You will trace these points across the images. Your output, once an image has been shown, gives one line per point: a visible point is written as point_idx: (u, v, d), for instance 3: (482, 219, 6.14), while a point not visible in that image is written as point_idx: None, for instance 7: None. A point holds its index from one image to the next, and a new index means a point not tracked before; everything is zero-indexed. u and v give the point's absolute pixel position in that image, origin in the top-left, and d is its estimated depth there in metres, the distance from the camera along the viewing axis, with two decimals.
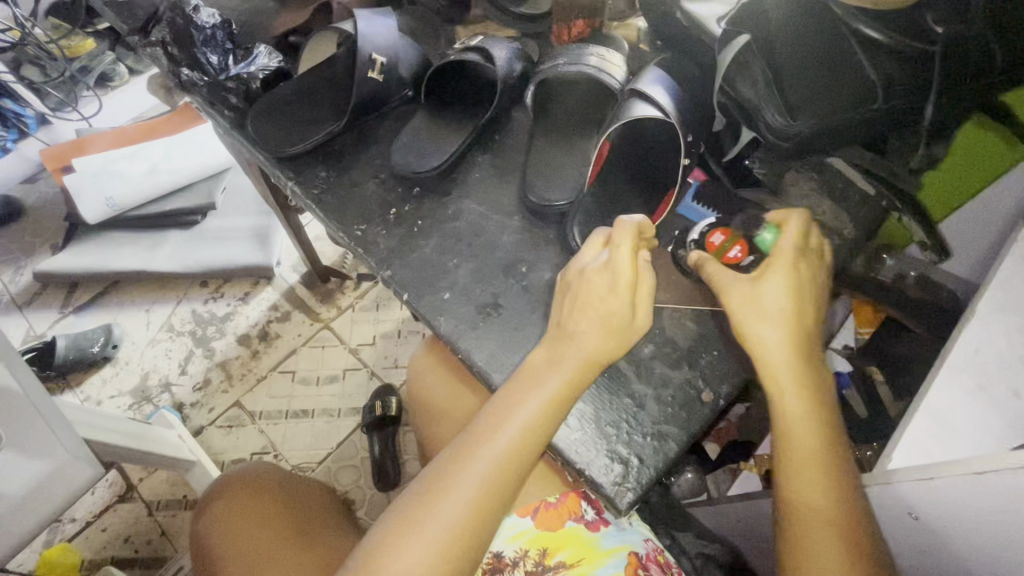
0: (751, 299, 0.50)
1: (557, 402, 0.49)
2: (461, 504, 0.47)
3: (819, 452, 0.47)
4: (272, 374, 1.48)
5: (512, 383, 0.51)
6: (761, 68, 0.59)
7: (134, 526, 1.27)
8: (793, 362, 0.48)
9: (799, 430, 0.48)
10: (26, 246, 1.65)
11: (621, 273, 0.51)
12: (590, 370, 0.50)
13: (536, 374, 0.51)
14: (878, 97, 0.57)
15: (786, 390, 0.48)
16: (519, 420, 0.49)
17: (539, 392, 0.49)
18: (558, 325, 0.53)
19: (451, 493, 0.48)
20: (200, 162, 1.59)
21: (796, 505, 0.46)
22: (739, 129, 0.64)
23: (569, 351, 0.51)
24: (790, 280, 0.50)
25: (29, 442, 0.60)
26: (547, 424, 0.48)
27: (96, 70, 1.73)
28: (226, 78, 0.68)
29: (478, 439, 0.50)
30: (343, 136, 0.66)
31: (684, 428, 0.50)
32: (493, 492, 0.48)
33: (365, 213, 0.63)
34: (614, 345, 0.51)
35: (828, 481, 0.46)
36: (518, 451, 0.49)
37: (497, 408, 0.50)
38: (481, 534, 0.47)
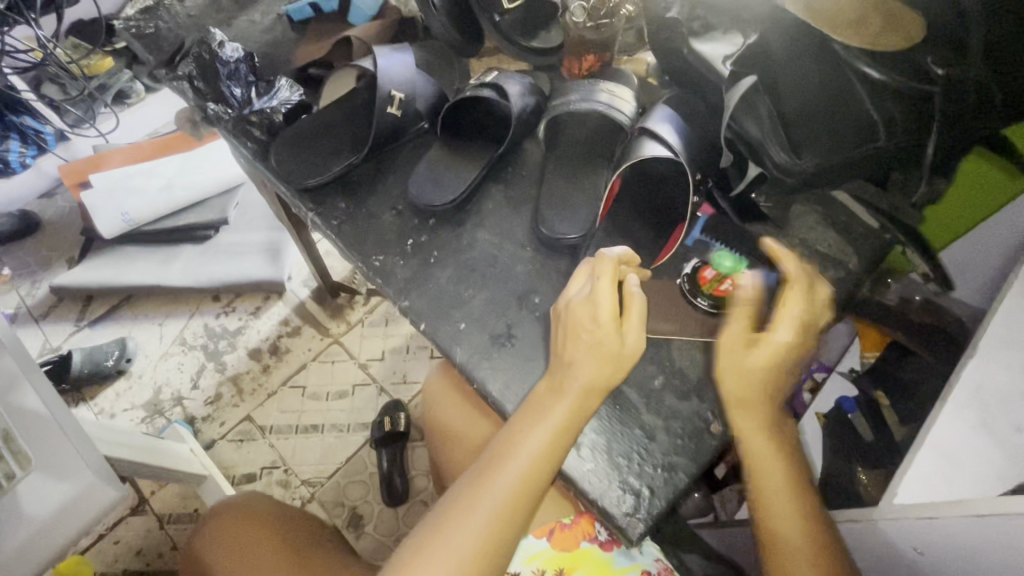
0: (737, 363, 0.51)
1: (562, 431, 0.50)
2: (476, 531, 0.49)
3: (789, 489, 0.51)
4: (283, 389, 1.50)
5: (517, 416, 0.53)
6: (767, 107, 0.60)
7: (146, 539, 1.29)
8: (761, 413, 0.51)
9: (769, 475, 0.51)
10: (44, 260, 1.69)
11: (605, 303, 0.52)
12: (591, 398, 0.52)
13: (542, 406, 0.52)
14: (880, 135, 0.58)
15: (754, 440, 0.51)
16: (523, 454, 0.50)
17: (542, 426, 0.51)
18: (558, 358, 0.54)
19: (466, 523, 0.49)
20: (214, 179, 1.62)
21: (772, 541, 0.51)
22: (745, 167, 0.65)
23: (572, 382, 0.52)
24: (778, 344, 0.50)
25: (54, 461, 0.63)
26: (552, 458, 0.50)
27: (114, 88, 1.77)
28: (250, 113, 0.71)
29: (487, 470, 0.51)
30: (360, 168, 0.68)
31: (694, 459, 0.52)
32: (504, 527, 0.49)
33: (383, 244, 0.65)
34: (618, 371, 0.52)
35: (797, 516, 0.50)
36: (525, 485, 0.50)
37: (504, 440, 0.52)
38: (498, 558, 0.49)
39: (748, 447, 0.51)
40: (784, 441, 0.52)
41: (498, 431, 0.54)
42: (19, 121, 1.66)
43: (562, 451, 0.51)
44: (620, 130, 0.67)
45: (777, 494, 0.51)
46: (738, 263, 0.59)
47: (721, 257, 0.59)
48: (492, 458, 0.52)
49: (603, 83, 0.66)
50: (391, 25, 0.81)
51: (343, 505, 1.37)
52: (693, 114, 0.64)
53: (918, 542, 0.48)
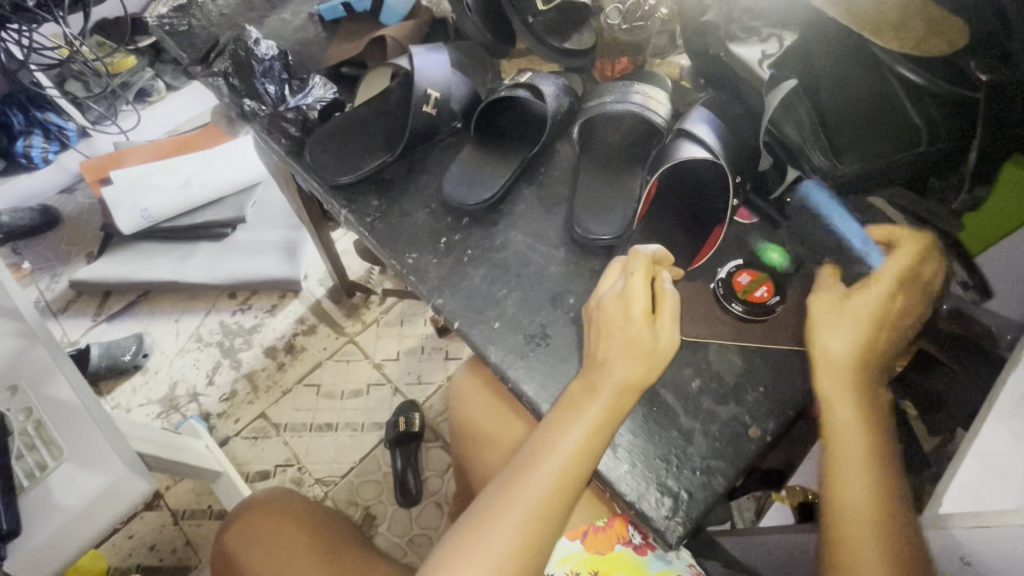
0: (830, 315, 0.53)
1: (598, 430, 0.50)
2: (511, 528, 0.48)
3: (867, 457, 0.49)
4: (297, 388, 1.50)
5: (553, 415, 0.52)
6: (808, 110, 0.60)
7: (160, 534, 1.29)
8: (862, 379, 0.51)
9: (849, 442, 0.50)
10: (63, 255, 1.71)
11: (638, 300, 0.52)
12: (626, 395, 0.51)
13: (577, 406, 0.51)
14: (922, 141, 0.57)
15: (843, 398, 0.51)
16: (561, 451, 0.50)
17: (578, 424, 0.50)
18: (591, 356, 0.53)
19: (502, 518, 0.49)
20: (233, 177, 1.64)
21: (837, 508, 0.49)
22: (784, 168, 0.65)
23: (606, 380, 0.51)
24: (882, 300, 0.52)
25: (86, 453, 0.63)
26: (590, 453, 0.49)
27: (135, 86, 1.77)
28: (286, 109, 0.72)
29: (521, 469, 0.51)
30: (394, 166, 0.69)
31: (732, 463, 0.51)
32: (541, 524, 0.48)
33: (416, 242, 0.65)
34: (652, 369, 0.51)
35: (868, 485, 0.49)
36: (564, 481, 0.49)
37: (539, 439, 0.51)
38: (533, 558, 0.48)
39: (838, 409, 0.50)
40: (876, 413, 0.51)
41: (535, 427, 0.53)
42: (43, 117, 1.69)
43: (597, 451, 0.50)
44: (655, 131, 0.67)
45: (851, 460, 0.50)
46: (785, 255, 0.63)
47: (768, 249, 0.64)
48: (527, 457, 0.51)
49: (641, 85, 0.65)
50: (423, 25, 0.81)
51: (357, 505, 1.36)
52: (731, 118, 0.64)
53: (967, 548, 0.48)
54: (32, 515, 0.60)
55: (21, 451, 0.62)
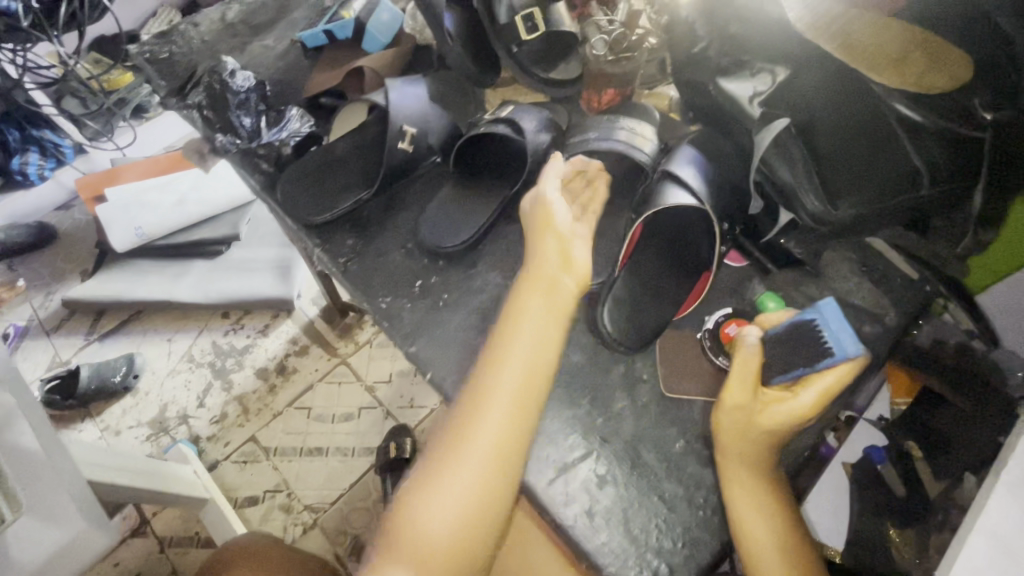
0: (742, 409, 0.49)
1: (532, 363, 0.50)
2: (478, 452, 0.47)
3: (784, 542, 0.46)
4: (288, 410, 1.48)
5: (480, 371, 0.50)
6: (799, 150, 0.56)
7: (146, 562, 1.27)
8: (761, 458, 0.48)
9: (763, 546, 0.45)
10: (58, 272, 1.70)
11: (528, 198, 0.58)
12: (560, 278, 0.53)
13: (503, 355, 0.50)
14: (922, 183, 0.54)
15: (745, 483, 0.47)
16: (521, 353, 0.50)
17: (509, 368, 0.49)
18: (506, 312, 0.53)
19: (463, 459, 0.47)
20: (226, 195, 1.62)
21: None
22: (777, 211, 0.60)
23: (527, 321, 0.51)
24: (794, 405, 0.48)
25: (48, 507, 0.61)
26: (544, 342, 0.51)
27: (133, 102, 1.78)
28: (258, 145, 0.70)
29: (461, 429, 0.48)
30: (370, 203, 0.66)
31: (717, 534, 0.48)
32: (512, 438, 0.47)
33: (391, 285, 0.62)
34: (566, 244, 0.55)
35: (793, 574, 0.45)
36: (528, 385, 0.49)
37: (473, 395, 0.49)
38: (509, 476, 0.47)
39: (743, 495, 0.47)
40: (789, 509, 0.47)
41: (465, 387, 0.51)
42: (39, 135, 1.68)
43: (549, 337, 0.51)
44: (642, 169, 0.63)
45: (770, 550, 0.45)
46: (781, 303, 0.57)
47: (766, 298, 0.57)
48: (463, 414, 0.49)
49: (626, 120, 0.63)
50: (406, 53, 0.79)
51: (346, 533, 1.33)
52: (721, 156, 0.61)
53: None
54: None
55: None
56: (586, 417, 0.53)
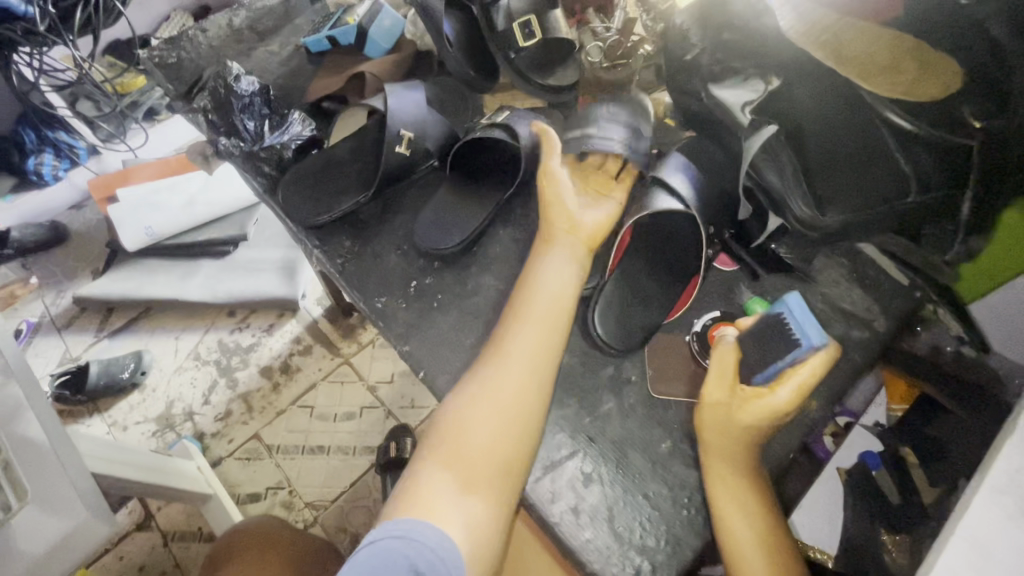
0: (721, 405, 0.50)
1: (559, 301, 0.55)
2: (513, 367, 0.51)
3: (767, 540, 0.46)
4: (292, 408, 1.50)
5: (509, 311, 0.55)
6: (788, 157, 0.57)
7: (150, 556, 1.29)
8: (743, 455, 0.49)
9: (745, 543, 0.46)
10: (70, 271, 1.74)
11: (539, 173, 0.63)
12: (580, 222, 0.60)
13: (527, 300, 0.55)
14: (912, 191, 0.55)
15: (727, 479, 0.48)
16: (549, 283, 0.55)
17: (536, 306, 0.54)
18: (531, 258, 0.58)
19: (498, 373, 0.51)
20: (233, 196, 1.65)
21: None
22: (766, 216, 0.60)
23: (548, 267, 0.56)
24: (767, 400, 0.49)
25: (53, 497, 0.62)
26: (570, 275, 0.56)
27: (145, 105, 1.82)
28: (261, 148, 0.71)
29: (495, 359, 0.52)
30: (368, 206, 0.68)
31: (701, 534, 0.49)
32: (543, 356, 0.52)
33: (387, 285, 0.63)
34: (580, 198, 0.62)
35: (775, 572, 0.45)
36: (557, 309, 0.54)
37: (504, 330, 0.54)
38: (540, 392, 0.51)
39: (726, 491, 0.47)
40: (772, 510, 0.48)
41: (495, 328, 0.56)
42: (53, 137, 1.71)
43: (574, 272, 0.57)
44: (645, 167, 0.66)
45: (753, 548, 0.45)
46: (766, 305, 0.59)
47: (754, 302, 0.59)
48: (496, 340, 0.54)
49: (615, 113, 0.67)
50: (407, 59, 0.80)
51: (346, 531, 1.35)
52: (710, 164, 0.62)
53: None
54: None
55: None
56: (574, 416, 0.54)
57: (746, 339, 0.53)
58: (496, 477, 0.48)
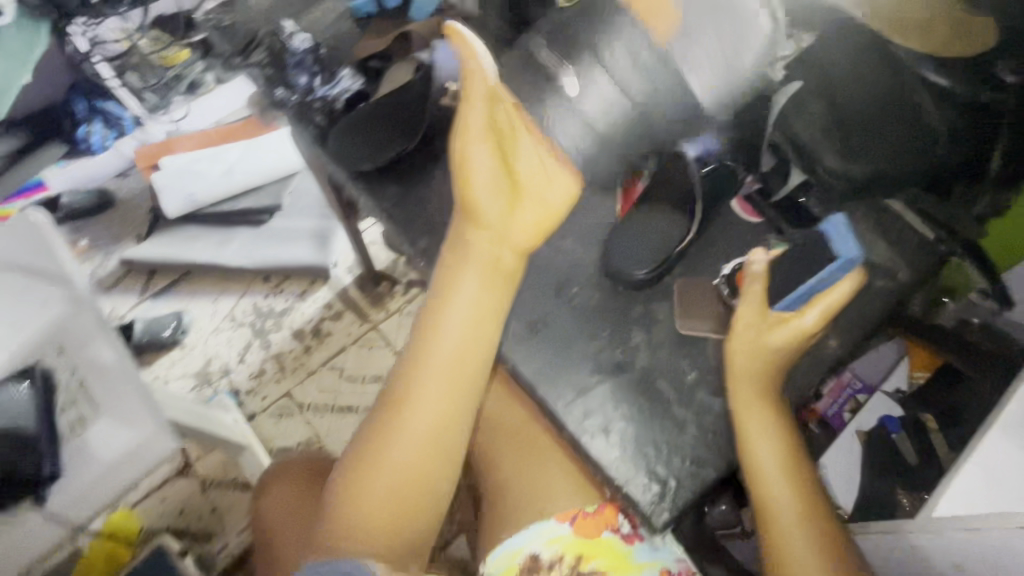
0: (752, 329, 0.54)
1: (460, 345, 0.56)
2: (417, 421, 0.55)
3: (783, 460, 0.51)
4: (322, 369, 1.57)
5: (410, 356, 0.57)
6: (819, 108, 0.59)
7: (189, 500, 1.36)
8: (763, 386, 0.53)
9: (767, 462, 0.51)
10: (117, 234, 1.82)
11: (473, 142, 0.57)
12: (501, 245, 0.58)
13: (433, 343, 0.56)
14: (941, 144, 0.57)
15: (754, 410, 0.52)
16: (457, 326, 0.56)
17: (438, 351, 0.56)
18: (440, 286, 0.58)
19: (403, 424, 0.55)
20: (271, 167, 1.71)
21: (767, 510, 0.51)
22: (789, 171, 0.65)
23: (454, 307, 0.56)
24: (798, 321, 0.53)
25: (122, 415, 0.71)
26: (480, 317, 0.56)
27: (187, 78, 1.88)
28: (313, 99, 0.76)
29: (398, 401, 0.55)
30: (412, 155, 0.72)
31: (724, 455, 0.52)
32: (446, 405, 0.55)
33: (430, 229, 0.68)
34: (507, 192, 0.58)
35: (790, 485, 0.51)
36: (463, 356, 0.56)
37: (408, 374, 0.56)
38: (444, 438, 0.55)
39: (751, 422, 0.51)
40: (790, 428, 0.53)
41: (403, 358, 0.57)
42: (104, 107, 1.82)
43: (485, 312, 0.57)
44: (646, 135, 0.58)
45: (772, 465, 0.51)
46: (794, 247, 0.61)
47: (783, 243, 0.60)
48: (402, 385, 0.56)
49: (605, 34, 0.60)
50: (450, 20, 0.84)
51: None
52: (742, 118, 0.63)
53: None
54: (70, 465, 0.68)
55: (63, 405, 0.68)
56: (606, 347, 0.58)
57: (784, 263, 0.58)
58: (395, 523, 0.53)
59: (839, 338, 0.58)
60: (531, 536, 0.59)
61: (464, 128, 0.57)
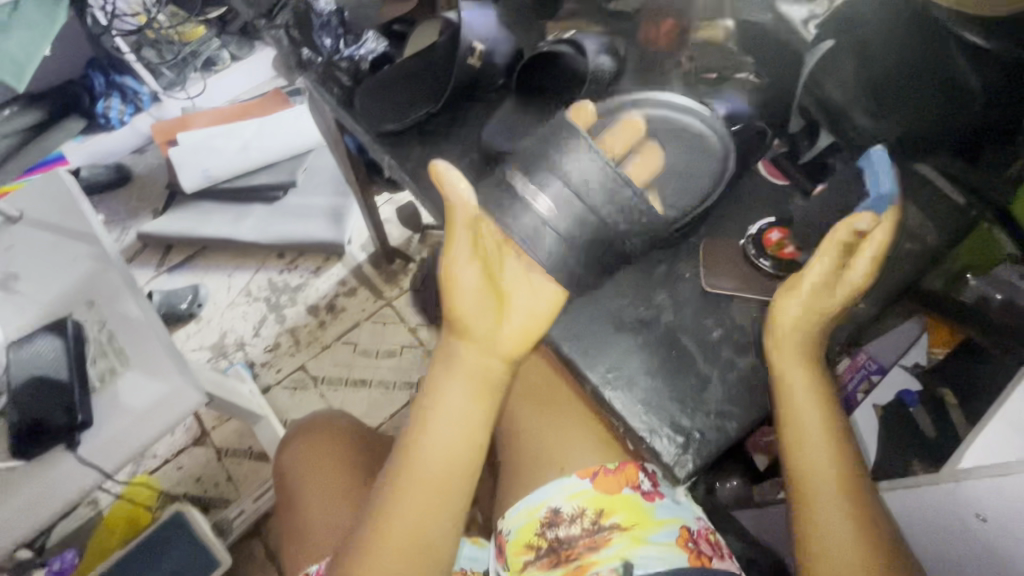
0: (796, 289, 0.53)
1: (448, 442, 0.55)
2: (409, 512, 0.53)
3: (823, 431, 0.52)
4: (336, 344, 1.58)
5: (404, 446, 0.56)
6: (851, 68, 0.60)
7: (205, 468, 1.33)
8: (806, 358, 0.53)
9: (806, 429, 0.52)
10: (132, 210, 1.80)
11: (458, 259, 0.55)
12: (489, 353, 0.56)
13: (426, 436, 0.55)
14: (975, 106, 0.56)
15: (796, 377, 0.52)
16: (449, 418, 0.55)
17: (428, 447, 0.55)
18: (431, 387, 0.57)
19: (394, 515, 0.53)
20: (288, 143, 1.72)
21: (803, 483, 0.52)
22: (818, 133, 0.63)
23: (440, 407, 0.56)
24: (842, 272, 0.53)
25: (149, 365, 0.70)
26: (469, 415, 0.56)
27: (203, 54, 1.89)
28: (338, 60, 0.76)
29: (400, 475, 0.55)
30: (437, 118, 0.72)
31: (748, 411, 0.53)
32: (439, 496, 0.54)
33: (454, 188, 0.67)
34: (494, 306, 0.56)
35: (829, 458, 0.51)
36: (454, 449, 0.55)
37: (403, 463, 0.55)
38: (436, 530, 0.54)
39: (792, 390, 0.52)
40: (831, 406, 0.53)
41: (396, 448, 0.57)
42: (121, 82, 1.82)
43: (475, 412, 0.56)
44: (625, 255, 0.56)
45: (811, 436, 0.52)
46: None
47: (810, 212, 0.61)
48: (396, 474, 0.55)
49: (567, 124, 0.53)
50: None
51: None
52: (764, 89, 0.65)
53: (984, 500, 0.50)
54: (100, 415, 0.68)
55: (94, 356, 0.71)
56: (630, 305, 0.58)
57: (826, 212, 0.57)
58: None
59: (866, 299, 0.58)
60: (553, 491, 0.60)
61: (446, 255, 0.55)
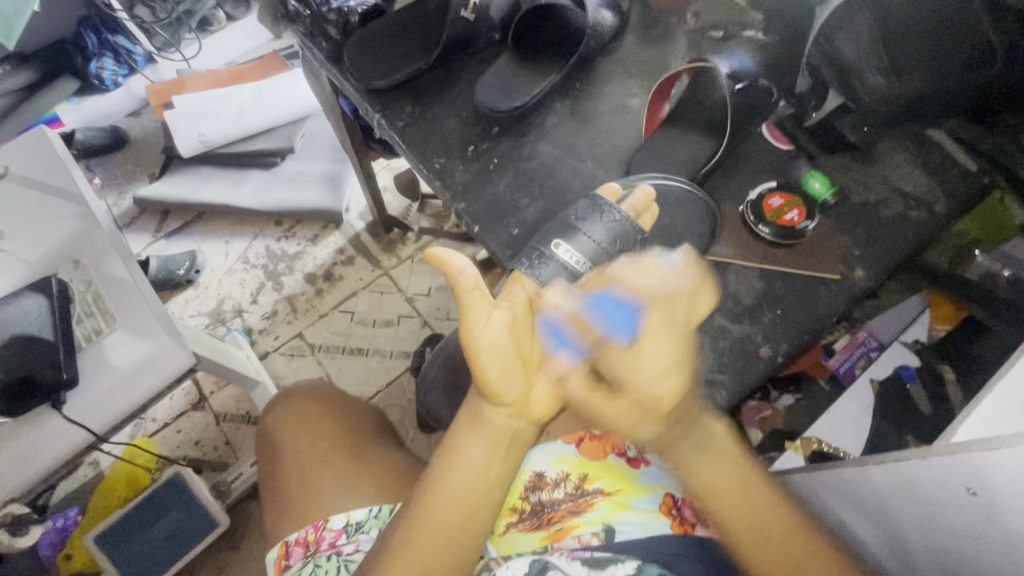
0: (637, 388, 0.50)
1: (468, 496, 0.50)
2: (413, 564, 0.49)
3: (735, 490, 0.50)
4: (333, 313, 1.57)
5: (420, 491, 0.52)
6: (867, 24, 0.56)
7: (204, 432, 1.33)
8: (691, 425, 0.51)
9: (718, 487, 0.51)
10: (129, 173, 1.76)
11: (487, 330, 0.48)
12: (522, 416, 0.51)
13: (440, 487, 0.51)
14: (997, 60, 0.53)
15: (677, 450, 0.52)
16: (469, 471, 0.50)
17: (441, 502, 0.50)
18: (448, 442, 0.52)
19: (400, 565, 0.49)
20: (284, 107, 1.68)
21: (739, 546, 0.50)
22: (826, 93, 0.60)
23: (459, 466, 0.51)
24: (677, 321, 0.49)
25: (136, 325, 0.69)
26: (492, 471, 0.51)
27: (198, 14, 1.82)
28: (329, 11, 0.72)
29: (404, 532, 0.50)
30: (428, 74, 0.69)
31: (737, 379, 0.54)
32: (450, 546, 0.50)
33: (445, 148, 0.65)
34: (530, 372, 0.50)
35: (758, 515, 0.50)
36: (473, 496, 0.50)
37: (415, 516, 0.51)
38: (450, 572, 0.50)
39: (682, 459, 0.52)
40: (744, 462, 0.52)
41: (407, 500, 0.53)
42: (113, 41, 1.76)
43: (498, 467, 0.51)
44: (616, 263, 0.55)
45: (723, 498, 0.50)
46: (829, 185, 0.60)
47: (810, 177, 0.60)
48: (405, 528, 0.51)
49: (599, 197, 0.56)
50: None
51: None
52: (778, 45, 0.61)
53: (968, 472, 0.45)
54: (91, 373, 0.68)
55: (81, 316, 0.70)
56: None
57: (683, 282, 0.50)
58: None
59: (865, 267, 0.56)
60: (539, 455, 0.61)
61: (464, 325, 0.48)
